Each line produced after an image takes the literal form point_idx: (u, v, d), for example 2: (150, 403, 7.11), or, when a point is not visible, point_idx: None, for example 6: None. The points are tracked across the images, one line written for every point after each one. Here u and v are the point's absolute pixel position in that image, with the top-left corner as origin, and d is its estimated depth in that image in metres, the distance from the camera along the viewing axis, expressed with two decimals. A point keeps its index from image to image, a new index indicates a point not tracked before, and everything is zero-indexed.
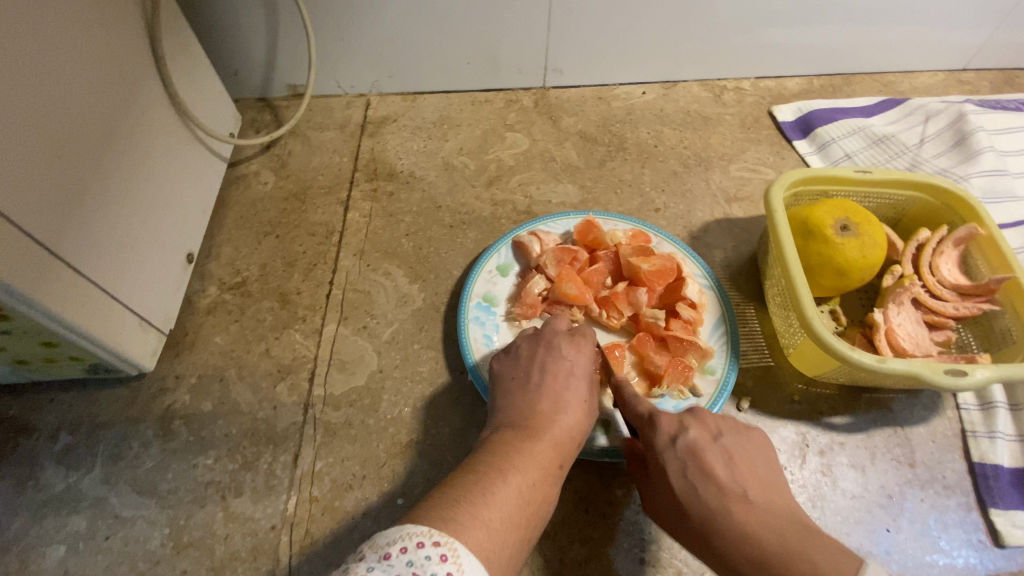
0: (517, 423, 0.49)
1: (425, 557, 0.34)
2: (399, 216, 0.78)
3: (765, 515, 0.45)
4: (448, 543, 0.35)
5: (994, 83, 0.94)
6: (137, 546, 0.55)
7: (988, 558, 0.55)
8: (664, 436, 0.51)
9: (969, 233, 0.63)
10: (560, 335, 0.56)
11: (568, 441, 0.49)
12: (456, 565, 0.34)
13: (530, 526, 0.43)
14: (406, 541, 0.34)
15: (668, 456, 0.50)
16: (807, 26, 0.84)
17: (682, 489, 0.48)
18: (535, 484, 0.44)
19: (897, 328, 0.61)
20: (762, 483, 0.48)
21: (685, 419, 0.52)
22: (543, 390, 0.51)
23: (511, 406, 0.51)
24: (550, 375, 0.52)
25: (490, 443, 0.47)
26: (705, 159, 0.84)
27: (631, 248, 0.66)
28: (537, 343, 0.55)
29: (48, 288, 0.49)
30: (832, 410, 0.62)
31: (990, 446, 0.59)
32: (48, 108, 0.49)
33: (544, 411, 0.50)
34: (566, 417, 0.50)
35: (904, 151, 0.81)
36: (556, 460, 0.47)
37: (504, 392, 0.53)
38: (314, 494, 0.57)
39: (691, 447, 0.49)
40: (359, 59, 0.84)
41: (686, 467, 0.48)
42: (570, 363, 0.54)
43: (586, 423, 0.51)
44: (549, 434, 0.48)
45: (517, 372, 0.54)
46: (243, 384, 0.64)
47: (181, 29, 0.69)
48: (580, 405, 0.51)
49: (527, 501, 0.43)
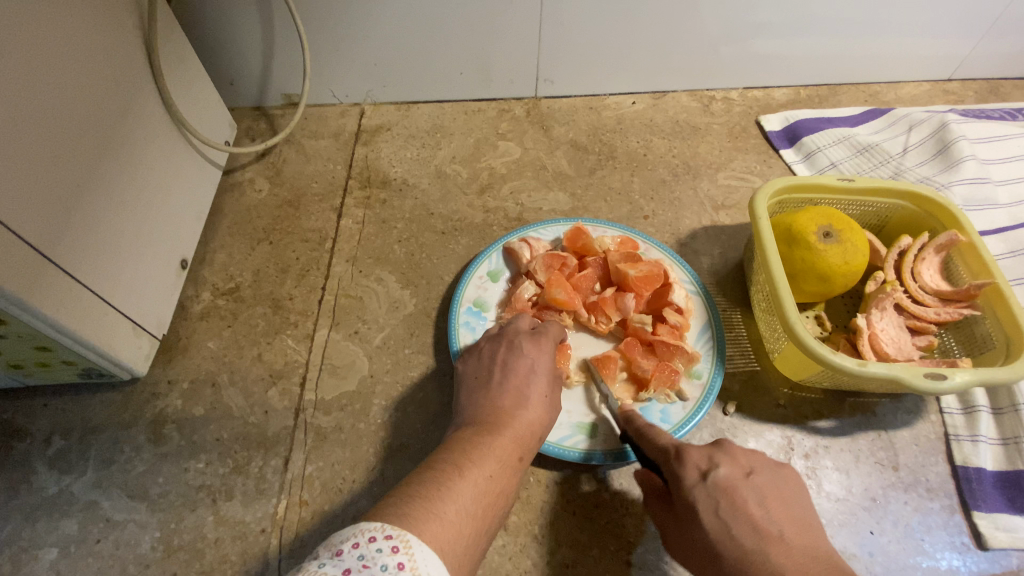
0: (477, 420, 0.50)
1: (376, 550, 0.34)
2: (391, 223, 0.79)
3: (804, 559, 0.42)
4: (401, 535, 0.36)
5: (979, 93, 0.96)
6: (127, 550, 0.55)
7: (970, 560, 0.55)
8: (693, 472, 0.47)
9: (949, 240, 0.64)
10: (522, 334, 0.57)
11: (528, 436, 0.50)
12: (407, 556, 0.34)
13: (490, 518, 0.44)
14: (358, 537, 0.35)
15: (698, 494, 0.46)
16: (793, 37, 0.86)
17: (716, 529, 0.44)
18: (493, 476, 0.45)
19: (880, 333, 0.62)
20: (799, 524, 0.44)
21: (716, 454, 0.48)
22: (504, 387, 0.52)
23: (473, 404, 0.52)
24: (511, 374, 0.53)
25: (451, 440, 0.48)
26: (693, 167, 0.85)
27: (619, 254, 0.67)
28: (499, 343, 0.56)
29: (43, 293, 0.49)
30: (817, 414, 0.63)
31: (973, 449, 0.60)
32: (44, 116, 0.50)
33: (505, 408, 0.51)
34: (527, 411, 0.51)
35: (888, 159, 0.82)
36: (516, 453, 0.48)
37: (468, 391, 0.54)
38: (304, 498, 0.58)
39: (724, 484, 0.45)
40: (353, 70, 0.85)
41: (719, 505, 0.45)
42: (531, 361, 0.55)
43: (546, 418, 0.52)
44: (509, 429, 0.49)
45: (480, 371, 0.55)
46: (235, 388, 0.65)
47: (177, 39, 0.70)
48: (541, 399, 0.52)
49: (485, 492, 0.44)
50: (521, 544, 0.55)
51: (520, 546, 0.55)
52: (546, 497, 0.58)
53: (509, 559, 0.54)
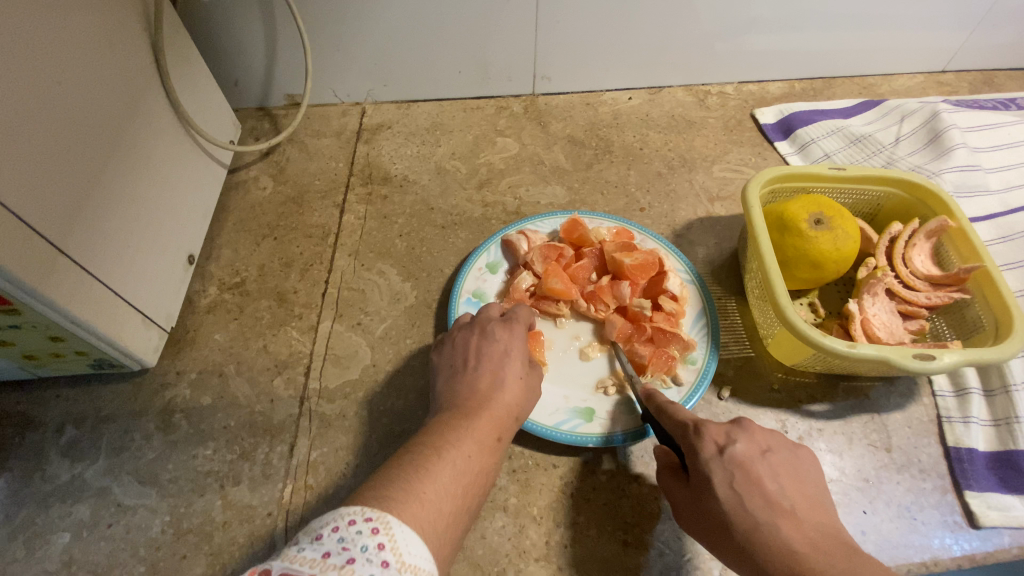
0: (455, 405, 0.51)
1: (357, 532, 0.35)
2: (392, 218, 0.80)
3: (815, 534, 0.43)
4: (381, 517, 0.37)
5: (973, 84, 0.97)
6: (138, 533, 0.57)
7: (963, 539, 0.56)
8: (711, 446, 0.47)
9: (940, 226, 0.65)
10: (493, 321, 0.59)
11: (506, 416, 0.52)
12: (387, 536, 0.36)
13: (471, 496, 0.45)
14: (338, 520, 0.36)
15: (714, 467, 0.46)
16: (786, 32, 0.87)
17: (729, 501, 0.45)
18: (470, 456, 0.46)
19: (871, 318, 0.63)
20: (811, 501, 0.45)
21: (734, 430, 0.48)
22: (480, 371, 0.54)
23: (451, 390, 0.53)
24: (485, 358, 0.55)
25: (430, 425, 0.49)
26: (689, 160, 0.87)
27: (614, 244, 0.69)
28: (471, 331, 0.58)
29: (56, 284, 0.51)
30: (811, 398, 0.64)
31: (964, 430, 0.61)
32: (56, 114, 0.52)
33: (481, 391, 0.52)
34: (504, 393, 0.53)
35: (881, 149, 0.84)
36: (493, 433, 0.50)
37: (446, 379, 0.55)
38: (309, 483, 0.59)
39: (740, 459, 0.46)
40: (354, 70, 0.87)
41: (734, 478, 0.45)
42: (502, 345, 0.56)
43: (523, 399, 0.54)
44: (486, 410, 0.50)
45: (453, 360, 0.56)
46: (241, 378, 0.66)
47: (181, 40, 0.72)
48: (516, 381, 0.54)
49: (464, 472, 0.45)
50: (521, 524, 0.57)
51: (519, 527, 0.57)
52: (543, 479, 0.59)
53: (508, 539, 0.56)
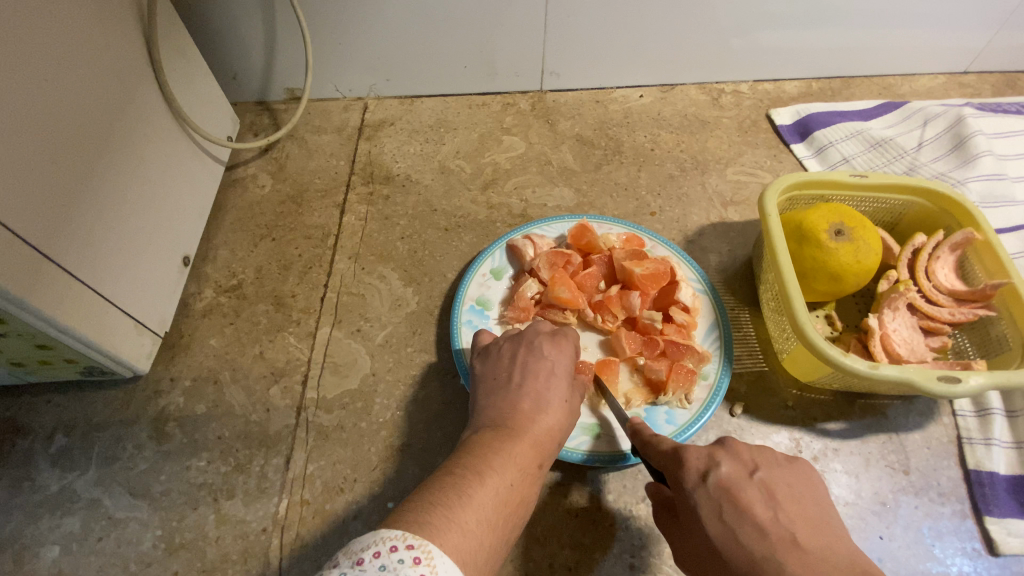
0: (496, 423, 0.49)
1: (398, 561, 0.33)
2: (394, 220, 0.78)
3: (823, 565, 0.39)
4: (422, 545, 0.35)
5: (996, 86, 0.93)
6: (129, 548, 0.55)
7: (981, 566, 0.54)
8: (694, 474, 0.45)
9: (965, 238, 0.62)
10: (542, 335, 0.56)
11: (547, 441, 0.49)
12: (429, 567, 0.33)
13: (508, 525, 0.43)
14: (379, 545, 0.34)
15: (700, 496, 0.44)
16: (804, 29, 0.84)
17: (720, 535, 0.42)
18: (512, 484, 0.44)
19: (892, 334, 0.61)
20: (809, 524, 0.41)
21: (716, 452, 0.46)
22: (524, 389, 0.51)
23: (492, 406, 0.51)
24: (531, 374, 0.52)
25: (470, 444, 0.47)
26: (701, 162, 0.84)
27: (625, 251, 0.66)
28: (519, 343, 0.55)
29: (42, 292, 0.49)
30: (826, 416, 0.62)
31: (985, 453, 0.59)
32: (45, 114, 0.50)
33: (524, 411, 0.49)
34: (547, 416, 0.50)
35: (903, 155, 0.81)
36: (535, 460, 0.47)
37: (486, 392, 0.53)
38: (305, 497, 0.58)
39: (726, 485, 0.44)
40: (355, 64, 0.84)
41: (722, 509, 0.43)
42: (551, 363, 0.53)
43: (566, 422, 0.51)
44: (529, 434, 0.48)
45: (498, 372, 0.53)
46: (236, 386, 0.64)
47: (177, 32, 0.70)
48: (561, 404, 0.51)
49: (505, 502, 0.43)
50: (523, 546, 0.55)
51: (521, 548, 0.55)
52: (546, 498, 0.57)
53: (511, 560, 0.54)
